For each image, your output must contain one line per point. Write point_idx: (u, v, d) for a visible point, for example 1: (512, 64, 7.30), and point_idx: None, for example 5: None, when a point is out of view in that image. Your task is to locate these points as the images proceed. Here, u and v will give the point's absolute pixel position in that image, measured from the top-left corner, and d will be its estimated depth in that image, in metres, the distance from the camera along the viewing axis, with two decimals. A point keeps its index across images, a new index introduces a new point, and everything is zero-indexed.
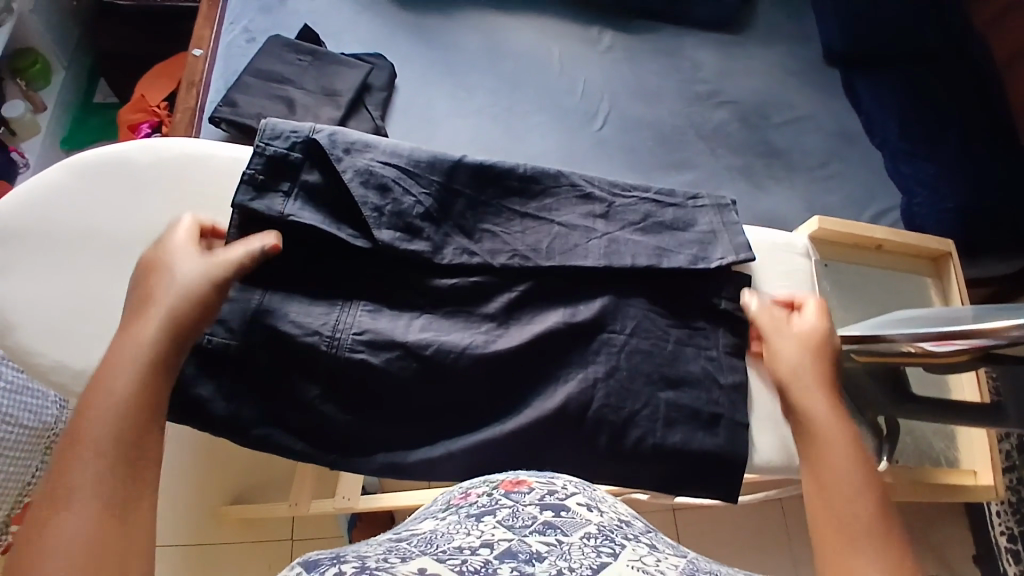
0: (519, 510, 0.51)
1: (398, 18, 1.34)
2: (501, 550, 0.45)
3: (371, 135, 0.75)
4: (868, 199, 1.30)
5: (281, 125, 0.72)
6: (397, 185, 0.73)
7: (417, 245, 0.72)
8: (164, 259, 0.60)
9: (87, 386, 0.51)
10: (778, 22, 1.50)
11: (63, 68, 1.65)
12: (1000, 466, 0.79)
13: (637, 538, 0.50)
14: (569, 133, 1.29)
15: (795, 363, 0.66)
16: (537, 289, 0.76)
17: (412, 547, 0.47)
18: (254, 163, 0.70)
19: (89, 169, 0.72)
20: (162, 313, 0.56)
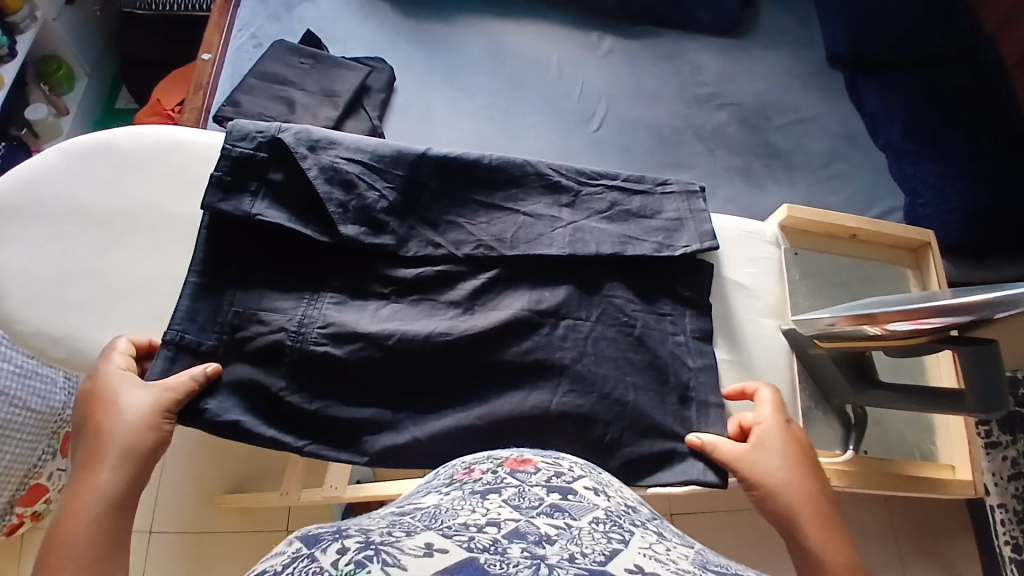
0: (525, 491, 0.47)
1: (401, 25, 1.37)
2: (509, 530, 0.40)
3: (335, 133, 0.77)
4: (872, 201, 1.27)
5: (247, 126, 0.75)
6: (361, 181, 0.75)
7: (382, 240, 0.74)
8: (108, 391, 0.63)
9: (48, 539, 0.54)
10: (785, 24, 1.48)
11: (86, 74, 1.73)
12: (978, 459, 0.85)
13: (645, 526, 0.45)
14: (566, 134, 1.30)
15: (780, 474, 0.64)
16: (501, 276, 0.78)
17: (415, 522, 0.42)
18: (221, 164, 0.73)
19: (76, 152, 0.78)
20: (115, 454, 0.59)
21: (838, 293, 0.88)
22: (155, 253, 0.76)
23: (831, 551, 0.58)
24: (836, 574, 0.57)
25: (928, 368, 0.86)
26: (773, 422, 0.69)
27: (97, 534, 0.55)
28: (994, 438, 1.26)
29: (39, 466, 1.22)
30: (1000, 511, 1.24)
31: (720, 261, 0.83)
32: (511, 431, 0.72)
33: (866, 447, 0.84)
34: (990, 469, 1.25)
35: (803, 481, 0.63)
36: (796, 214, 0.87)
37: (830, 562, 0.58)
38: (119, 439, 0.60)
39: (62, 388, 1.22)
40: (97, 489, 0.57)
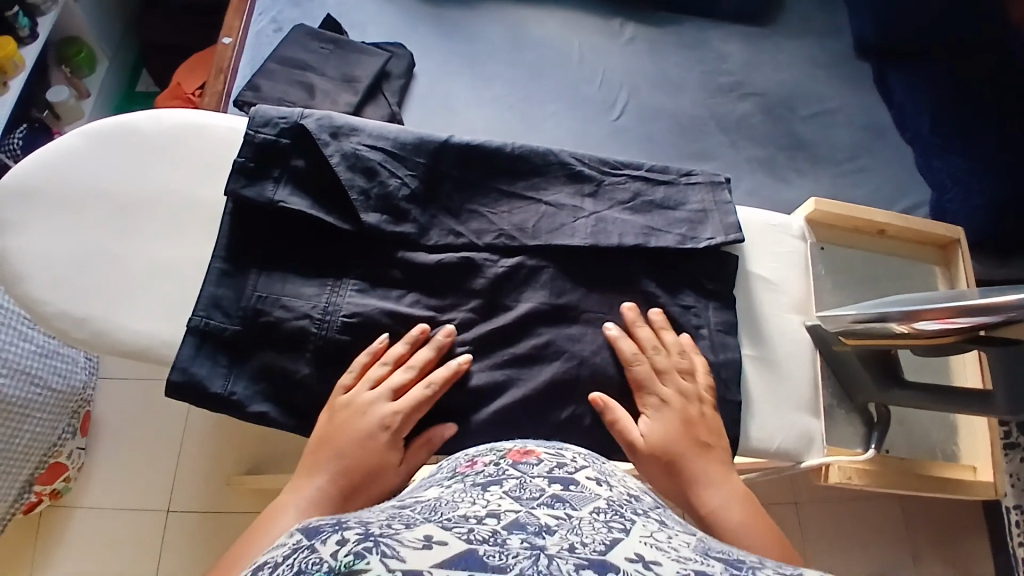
0: (526, 482, 0.47)
1: (421, 9, 1.35)
2: (509, 521, 0.40)
3: (357, 119, 0.77)
4: (896, 195, 1.25)
5: (269, 112, 0.75)
6: (384, 169, 0.75)
7: (403, 228, 0.74)
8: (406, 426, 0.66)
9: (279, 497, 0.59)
10: (812, 12, 1.44)
11: (107, 57, 1.74)
12: (1001, 462, 0.84)
13: (646, 514, 0.45)
14: (585, 122, 1.28)
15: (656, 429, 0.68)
16: (525, 266, 0.77)
17: (416, 514, 0.42)
18: (244, 151, 0.73)
19: (101, 135, 0.79)
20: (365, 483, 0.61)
21: (863, 289, 0.87)
22: (178, 237, 0.76)
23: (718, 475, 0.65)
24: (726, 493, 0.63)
25: (953, 368, 0.85)
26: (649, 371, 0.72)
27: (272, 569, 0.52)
28: (1014, 439, 1.22)
29: (60, 444, 1.25)
30: (1016, 511, 1.22)
31: (745, 254, 0.82)
32: (528, 424, 0.72)
33: (887, 446, 0.83)
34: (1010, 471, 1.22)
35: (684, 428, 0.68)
36: (822, 208, 0.85)
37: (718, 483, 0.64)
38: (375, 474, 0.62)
39: (80, 368, 1.27)
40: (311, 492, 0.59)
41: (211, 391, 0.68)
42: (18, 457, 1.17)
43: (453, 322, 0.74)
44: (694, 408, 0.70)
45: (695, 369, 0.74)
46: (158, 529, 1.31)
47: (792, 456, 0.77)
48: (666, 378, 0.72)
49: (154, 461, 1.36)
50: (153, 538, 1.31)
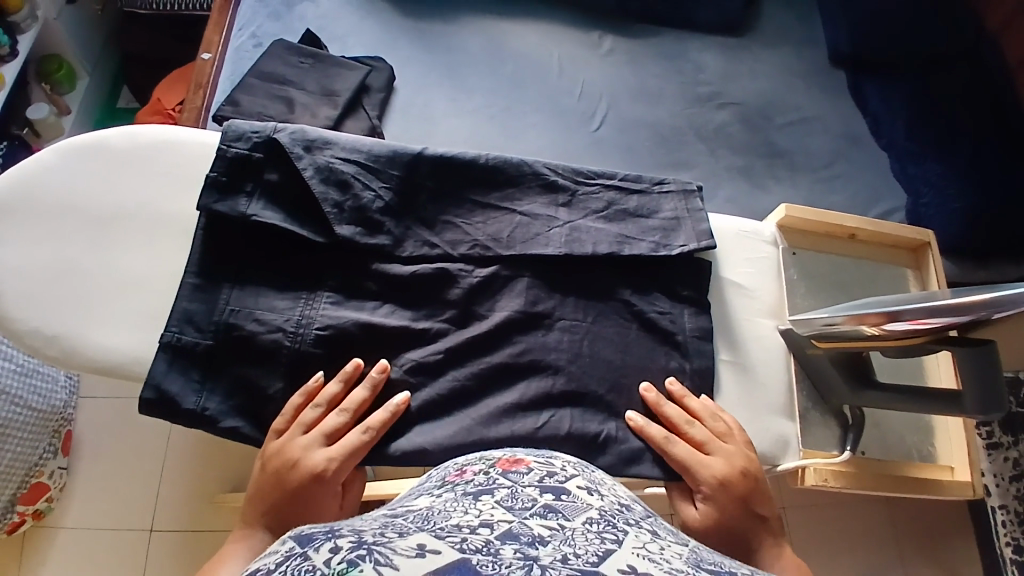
0: (518, 492, 0.47)
1: (401, 24, 1.36)
2: (502, 531, 0.40)
3: (331, 132, 0.77)
4: (873, 201, 1.26)
5: (243, 126, 0.75)
6: (357, 181, 0.75)
7: (378, 239, 0.75)
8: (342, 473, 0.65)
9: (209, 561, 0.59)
10: (788, 23, 1.47)
11: (88, 74, 1.73)
12: (978, 462, 0.85)
13: (638, 524, 0.45)
14: (566, 133, 1.29)
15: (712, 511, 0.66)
16: (500, 275, 0.77)
17: (408, 523, 0.42)
18: (217, 165, 0.73)
19: (76, 150, 0.78)
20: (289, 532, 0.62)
21: (837, 294, 0.88)
22: (154, 251, 0.76)
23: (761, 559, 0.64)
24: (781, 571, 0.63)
25: (926, 368, 0.86)
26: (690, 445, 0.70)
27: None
28: (996, 439, 1.26)
29: (41, 464, 1.24)
30: (1002, 513, 1.23)
31: (718, 260, 0.83)
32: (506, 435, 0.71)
33: (864, 447, 0.84)
34: (992, 471, 1.25)
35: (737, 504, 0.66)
36: (794, 214, 0.87)
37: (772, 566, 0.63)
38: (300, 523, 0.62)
39: (62, 386, 1.26)
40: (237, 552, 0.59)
41: (184, 408, 0.68)
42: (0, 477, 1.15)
43: (428, 332, 0.74)
44: (744, 477, 0.68)
45: (732, 430, 0.72)
46: (142, 548, 1.29)
47: (769, 460, 0.77)
48: (712, 448, 0.70)
49: (135, 481, 1.34)
50: (135, 559, 1.28)
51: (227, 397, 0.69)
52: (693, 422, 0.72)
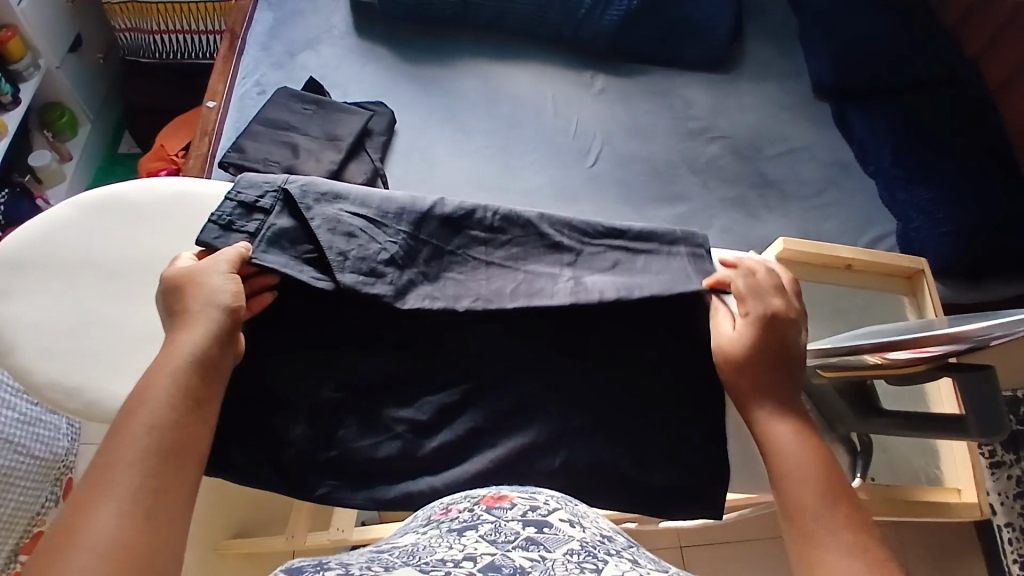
0: (501, 526, 0.49)
1: (400, 69, 1.41)
2: (484, 564, 0.43)
3: (341, 187, 0.79)
4: (863, 226, 1.30)
5: (255, 176, 0.78)
6: (364, 234, 0.76)
7: (378, 289, 0.74)
8: (196, 286, 0.66)
9: (111, 430, 0.54)
10: (771, 58, 1.53)
11: (90, 121, 1.77)
12: (983, 482, 0.87)
13: (618, 554, 0.47)
14: (563, 168, 1.33)
15: (740, 346, 0.69)
16: (499, 332, 0.78)
17: (394, 558, 0.45)
18: (227, 209, 0.75)
19: (94, 205, 0.81)
20: (170, 377, 0.58)
21: (837, 321, 0.90)
22: None
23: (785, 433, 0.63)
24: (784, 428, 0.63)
25: (926, 393, 0.88)
26: (746, 289, 0.72)
27: (119, 553, 0.46)
28: (999, 457, 1.29)
29: (43, 514, 1.23)
30: (1009, 531, 1.26)
31: None
32: (520, 472, 0.72)
33: (872, 474, 0.86)
34: (997, 489, 1.28)
35: (763, 352, 0.68)
36: (792, 247, 0.90)
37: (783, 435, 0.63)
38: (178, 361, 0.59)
39: (63, 434, 1.25)
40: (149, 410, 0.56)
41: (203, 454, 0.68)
42: (3, 527, 1.15)
43: (444, 372, 0.75)
44: (774, 325, 0.68)
45: (784, 286, 0.72)
46: None
47: None
48: (761, 295, 0.71)
49: None
50: None
51: (245, 446, 0.69)
52: (767, 272, 0.73)
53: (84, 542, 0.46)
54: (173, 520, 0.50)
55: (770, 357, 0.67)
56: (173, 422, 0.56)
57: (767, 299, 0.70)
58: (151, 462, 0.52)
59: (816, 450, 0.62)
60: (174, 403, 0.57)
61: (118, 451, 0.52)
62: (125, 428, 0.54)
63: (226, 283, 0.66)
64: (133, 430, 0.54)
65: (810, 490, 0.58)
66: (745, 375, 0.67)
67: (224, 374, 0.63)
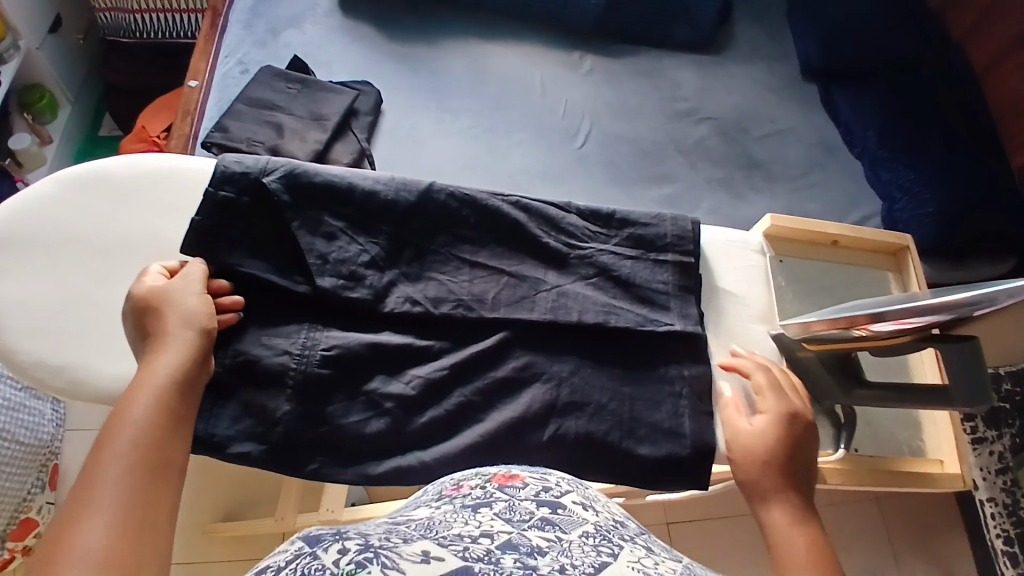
0: (515, 505, 0.49)
1: (385, 48, 1.39)
2: (502, 541, 0.43)
3: (322, 176, 0.76)
4: (850, 207, 1.31)
5: (232, 167, 0.75)
6: (344, 235, 0.76)
7: (359, 293, 0.74)
8: (168, 304, 0.65)
9: (94, 445, 0.52)
10: (759, 39, 1.52)
11: (69, 103, 1.73)
12: (966, 453, 0.89)
13: (633, 540, 0.48)
14: (551, 149, 1.32)
15: (761, 439, 0.68)
16: (477, 335, 0.77)
17: (411, 530, 0.45)
18: (202, 208, 0.73)
19: (77, 182, 0.79)
20: (151, 391, 0.57)
21: (823, 297, 0.91)
22: None
23: (793, 530, 0.60)
24: (794, 533, 0.60)
25: (910, 365, 0.90)
26: (767, 385, 0.74)
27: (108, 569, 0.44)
28: (981, 433, 1.30)
29: (31, 498, 1.22)
30: (990, 505, 1.26)
31: (711, 272, 0.86)
32: (510, 448, 0.72)
33: (857, 445, 0.87)
34: (980, 465, 1.28)
35: (781, 442, 0.67)
36: (778, 224, 0.90)
37: (791, 535, 0.60)
38: (159, 377, 0.59)
39: (48, 420, 1.25)
40: (131, 423, 0.54)
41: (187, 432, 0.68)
42: None
43: (431, 350, 0.75)
44: (795, 423, 0.69)
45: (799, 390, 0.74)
46: None
47: None
48: (783, 394, 0.72)
49: None
50: None
51: (230, 424, 0.69)
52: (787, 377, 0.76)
53: (70, 559, 0.44)
54: (163, 532, 0.49)
55: (790, 459, 0.66)
56: (157, 432, 0.55)
57: (788, 399, 0.72)
58: (134, 482, 0.50)
59: (809, 526, 0.61)
60: (158, 423, 0.55)
61: (103, 466, 0.50)
62: (106, 447, 0.52)
63: (201, 305, 0.66)
64: (117, 450, 0.52)
65: (802, 558, 0.57)
66: (763, 471, 0.65)
67: (200, 391, 0.62)
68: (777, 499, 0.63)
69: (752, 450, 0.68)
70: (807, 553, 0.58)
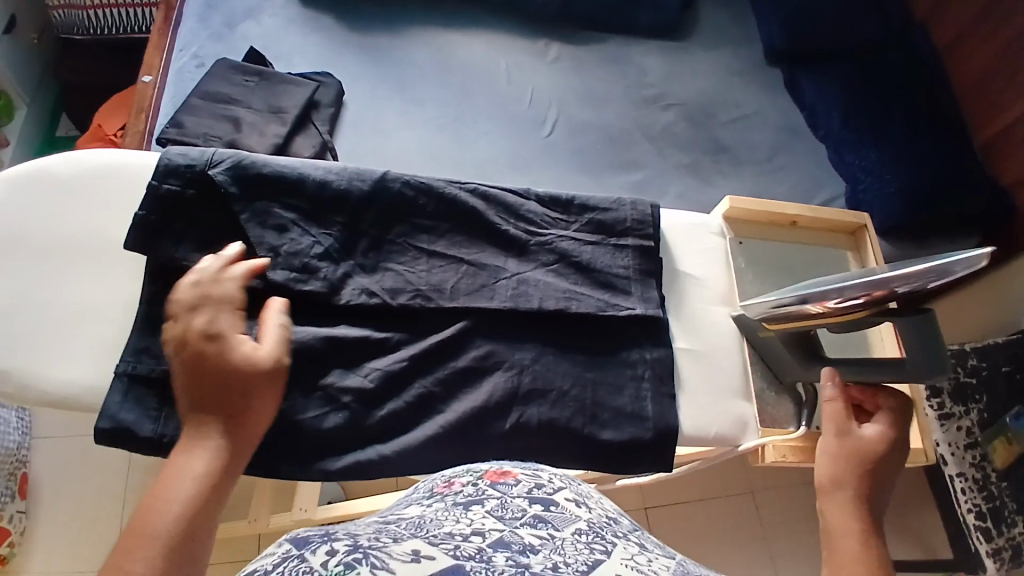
0: (507, 502, 0.49)
1: (346, 39, 1.37)
2: (494, 540, 0.43)
3: (272, 167, 0.75)
4: (815, 188, 1.32)
5: (177, 160, 0.73)
6: (297, 228, 0.74)
7: (313, 286, 0.72)
8: (266, 368, 0.58)
9: (127, 528, 0.47)
10: (723, 24, 1.53)
11: (25, 105, 1.68)
12: (926, 427, 0.90)
13: (626, 536, 0.48)
14: (518, 138, 1.31)
15: (853, 451, 0.68)
16: (436, 326, 0.76)
17: (401, 529, 0.44)
18: (147, 204, 0.71)
19: (17, 180, 0.76)
20: (196, 471, 0.52)
21: (784, 277, 0.92)
22: (100, 279, 0.74)
23: (852, 530, 0.61)
24: (851, 530, 0.61)
25: (870, 341, 0.91)
26: (889, 410, 0.71)
27: None
28: (947, 409, 1.27)
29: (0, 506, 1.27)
30: (961, 480, 1.22)
31: (671, 255, 0.86)
32: (475, 437, 0.72)
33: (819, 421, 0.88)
34: (948, 440, 1.25)
35: (873, 464, 0.67)
36: (737, 206, 0.91)
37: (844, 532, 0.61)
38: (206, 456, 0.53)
39: (15, 428, 1.32)
40: (170, 506, 0.49)
41: (141, 434, 0.66)
42: None
43: (389, 342, 0.74)
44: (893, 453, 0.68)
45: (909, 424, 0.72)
46: None
47: (722, 437, 0.79)
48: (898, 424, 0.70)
49: (101, 513, 1.38)
50: None
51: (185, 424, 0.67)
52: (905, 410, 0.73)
53: None
54: None
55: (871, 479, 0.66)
56: (196, 519, 0.49)
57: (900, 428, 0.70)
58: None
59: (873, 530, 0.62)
60: (199, 509, 0.50)
61: (131, 557, 0.45)
62: (139, 529, 0.47)
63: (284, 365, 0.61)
64: (150, 536, 0.46)
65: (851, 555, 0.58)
66: (843, 480, 0.66)
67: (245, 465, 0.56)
68: (845, 503, 0.64)
69: (844, 458, 0.67)
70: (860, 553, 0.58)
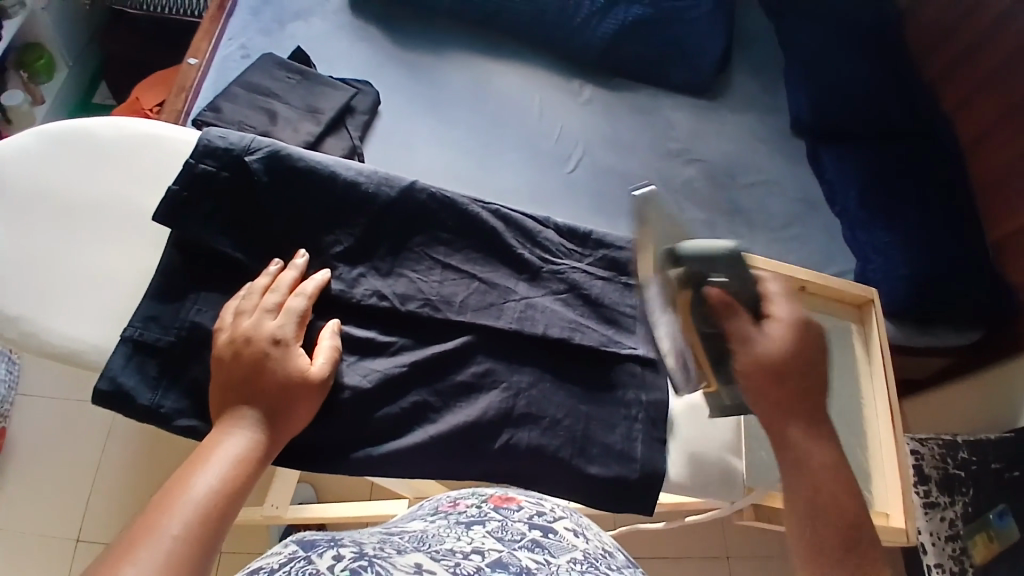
0: (507, 525, 0.57)
1: (389, 53, 1.40)
2: (492, 559, 0.49)
3: (306, 161, 0.77)
4: (826, 261, 1.33)
5: (215, 140, 0.75)
6: (319, 222, 0.76)
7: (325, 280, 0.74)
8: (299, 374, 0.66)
9: (170, 484, 0.54)
10: (753, 91, 1.56)
11: (67, 66, 1.71)
12: (912, 509, 0.89)
13: (619, 568, 0.53)
14: (542, 170, 1.34)
15: (784, 371, 0.66)
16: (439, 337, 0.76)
17: (406, 542, 0.51)
18: (180, 178, 0.73)
19: (57, 139, 0.78)
20: (233, 449, 0.58)
21: None
22: (119, 245, 0.75)
23: (824, 467, 0.63)
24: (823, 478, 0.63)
25: None
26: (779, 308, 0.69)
27: None
28: (933, 498, 1.25)
29: None
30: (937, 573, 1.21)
31: None
32: (463, 453, 0.72)
33: None
34: (930, 529, 1.23)
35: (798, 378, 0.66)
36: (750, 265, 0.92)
37: (820, 478, 0.63)
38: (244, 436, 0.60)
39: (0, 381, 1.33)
40: (206, 475, 0.55)
41: (136, 402, 0.67)
42: None
43: (390, 346, 0.75)
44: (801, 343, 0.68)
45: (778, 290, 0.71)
46: (64, 555, 1.31)
47: (707, 489, 0.79)
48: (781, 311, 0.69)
49: (70, 480, 1.37)
50: (60, 565, 1.30)
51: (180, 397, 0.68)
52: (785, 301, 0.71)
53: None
54: None
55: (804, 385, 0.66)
56: (229, 487, 0.55)
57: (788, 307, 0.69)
58: (188, 547, 0.49)
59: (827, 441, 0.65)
60: (234, 480, 0.56)
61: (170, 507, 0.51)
62: (180, 489, 0.53)
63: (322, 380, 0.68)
64: (186, 504, 0.52)
65: (839, 505, 0.61)
66: (790, 413, 0.65)
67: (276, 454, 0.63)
68: (804, 440, 0.64)
69: (778, 391, 0.65)
70: (841, 499, 0.62)
